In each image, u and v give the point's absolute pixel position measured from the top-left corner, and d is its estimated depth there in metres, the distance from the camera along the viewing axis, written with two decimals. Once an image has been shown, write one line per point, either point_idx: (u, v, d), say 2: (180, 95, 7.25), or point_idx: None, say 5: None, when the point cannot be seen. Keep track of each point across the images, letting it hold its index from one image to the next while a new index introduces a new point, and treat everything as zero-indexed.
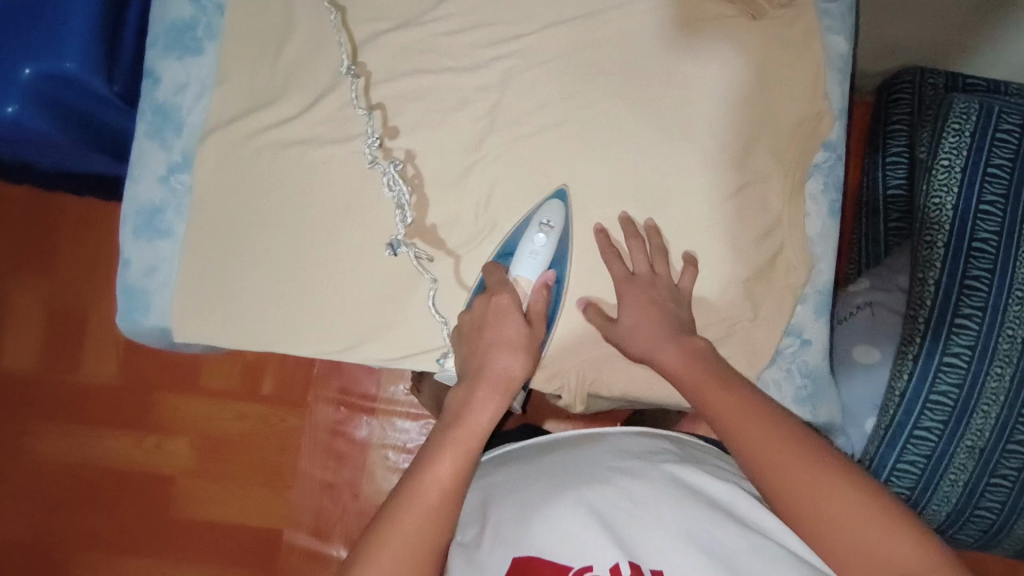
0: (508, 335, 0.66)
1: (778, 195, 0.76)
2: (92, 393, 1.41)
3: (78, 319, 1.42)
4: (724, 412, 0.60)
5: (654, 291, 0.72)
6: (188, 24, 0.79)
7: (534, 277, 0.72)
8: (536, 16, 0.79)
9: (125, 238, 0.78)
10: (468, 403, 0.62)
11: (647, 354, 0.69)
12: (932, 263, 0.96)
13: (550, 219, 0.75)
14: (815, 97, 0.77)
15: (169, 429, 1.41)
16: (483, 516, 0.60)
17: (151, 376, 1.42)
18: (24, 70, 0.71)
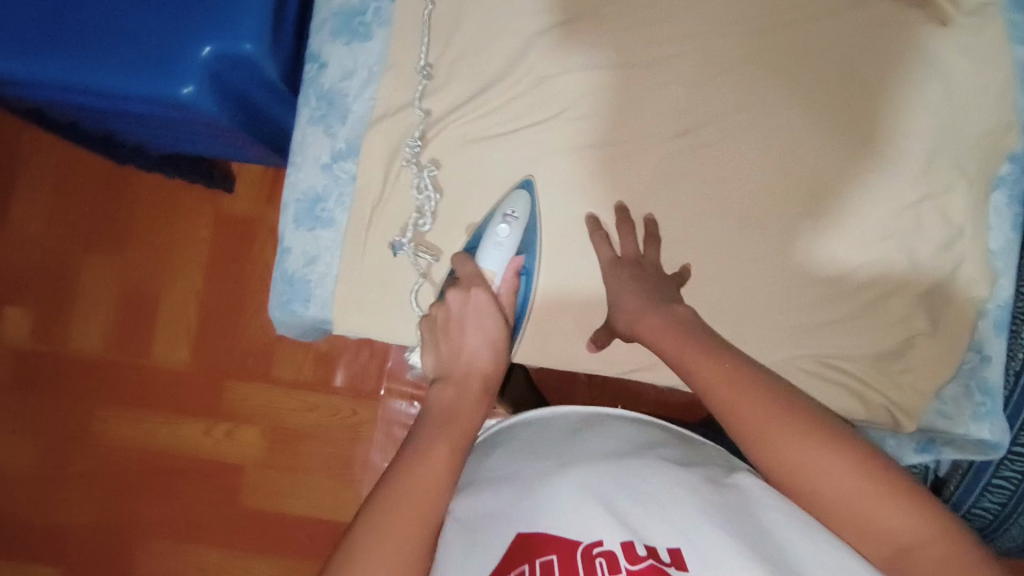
0: (490, 331, 0.63)
1: (961, 207, 0.74)
2: (164, 378, 1.36)
3: (150, 300, 1.37)
4: (709, 383, 0.53)
5: (637, 269, 0.72)
6: (357, 9, 0.77)
7: (499, 271, 0.70)
8: (715, 14, 0.77)
9: (285, 226, 0.76)
10: (461, 398, 0.59)
11: (631, 322, 0.67)
12: None
13: (467, 196, 0.75)
14: (1004, 108, 0.74)
15: (241, 418, 1.35)
16: (472, 499, 0.51)
17: (223, 362, 1.35)
18: (204, 49, 0.69)
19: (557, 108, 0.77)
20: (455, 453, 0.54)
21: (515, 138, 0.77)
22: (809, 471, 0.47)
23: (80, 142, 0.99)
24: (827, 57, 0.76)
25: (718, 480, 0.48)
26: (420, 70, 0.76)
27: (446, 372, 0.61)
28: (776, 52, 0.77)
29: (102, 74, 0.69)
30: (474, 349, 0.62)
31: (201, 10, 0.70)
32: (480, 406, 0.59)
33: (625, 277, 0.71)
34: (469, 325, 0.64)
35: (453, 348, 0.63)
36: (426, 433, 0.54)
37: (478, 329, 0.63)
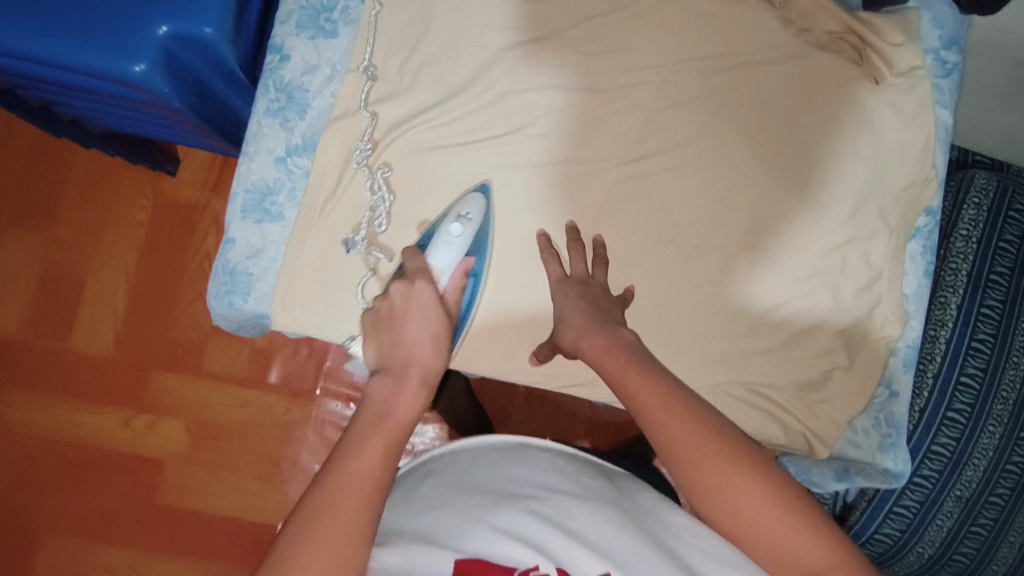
0: (432, 325, 0.59)
1: (881, 252, 0.80)
2: (83, 364, 1.29)
3: (76, 281, 1.30)
4: (651, 409, 0.54)
5: (586, 287, 0.72)
6: (325, 5, 0.77)
7: (449, 268, 0.68)
8: (675, 49, 0.81)
9: (232, 216, 0.75)
10: (395, 396, 0.54)
11: (577, 342, 0.66)
12: (944, 322, 0.94)
13: (470, 211, 0.73)
14: (924, 165, 0.81)
15: (165, 411, 1.29)
16: (402, 526, 0.50)
17: (150, 352, 1.29)
18: (160, 28, 0.68)
19: (518, 123, 0.79)
20: (391, 455, 0.50)
21: (474, 149, 0.78)
22: (731, 490, 0.49)
23: (14, 112, 0.94)
24: (774, 101, 0.81)
25: (643, 524, 0.50)
26: (365, 70, 0.77)
27: (386, 364, 0.57)
28: (729, 90, 0.81)
29: (46, 42, 0.66)
30: (415, 343, 0.58)
31: None
32: (417, 404, 0.55)
33: (572, 293, 0.71)
34: (411, 321, 0.59)
35: (396, 339, 0.59)
36: (365, 430, 0.51)
37: (420, 324, 0.59)
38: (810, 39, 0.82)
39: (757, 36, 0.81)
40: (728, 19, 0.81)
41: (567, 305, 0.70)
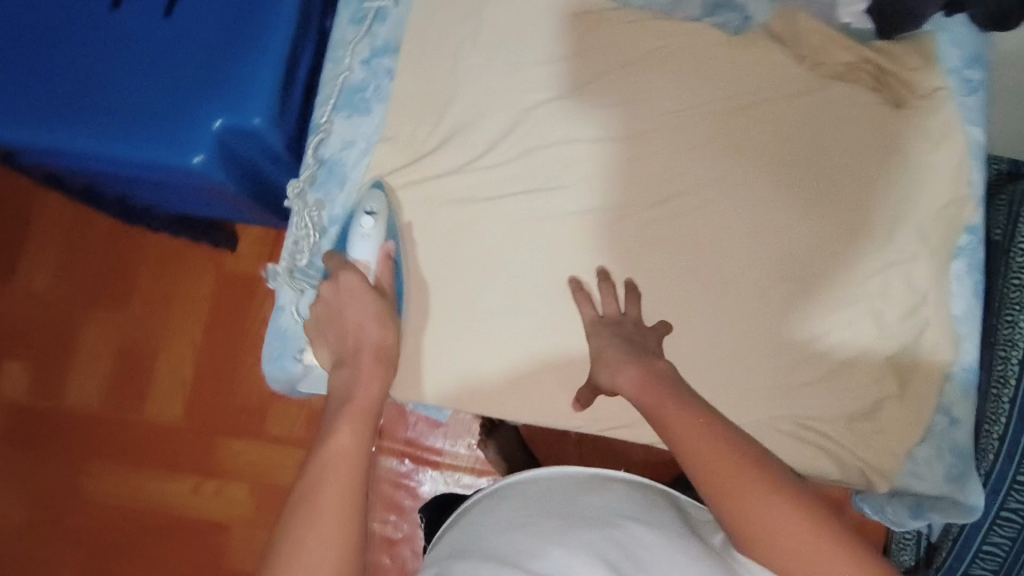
0: (369, 308, 0.71)
1: (923, 276, 0.78)
2: (156, 433, 1.37)
3: (149, 355, 1.39)
4: (688, 446, 0.56)
5: (622, 328, 0.75)
6: (359, 86, 0.83)
7: (372, 258, 0.76)
8: (690, 94, 0.83)
9: (281, 285, 0.80)
10: (354, 380, 0.66)
11: (613, 376, 0.69)
12: (1015, 347, 0.82)
13: (372, 205, 0.79)
14: (958, 184, 0.79)
15: (231, 476, 1.35)
16: (480, 550, 0.56)
17: (217, 419, 1.36)
18: (214, 123, 0.75)
19: (541, 179, 0.83)
20: (358, 432, 0.61)
21: (502, 208, 0.82)
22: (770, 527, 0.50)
23: (93, 205, 1.05)
24: (794, 133, 0.82)
25: (710, 548, 0.55)
26: (370, 137, 0.82)
27: (341, 350, 0.70)
28: (748, 128, 0.82)
29: (120, 144, 0.75)
30: (361, 325, 0.71)
31: (213, 85, 0.76)
32: (373, 385, 0.66)
33: (607, 334, 0.74)
34: (348, 305, 0.72)
35: (342, 327, 0.72)
36: (336, 419, 0.62)
37: (357, 307, 0.71)
38: (824, 71, 0.82)
39: (772, 73, 0.83)
40: (741, 60, 0.83)
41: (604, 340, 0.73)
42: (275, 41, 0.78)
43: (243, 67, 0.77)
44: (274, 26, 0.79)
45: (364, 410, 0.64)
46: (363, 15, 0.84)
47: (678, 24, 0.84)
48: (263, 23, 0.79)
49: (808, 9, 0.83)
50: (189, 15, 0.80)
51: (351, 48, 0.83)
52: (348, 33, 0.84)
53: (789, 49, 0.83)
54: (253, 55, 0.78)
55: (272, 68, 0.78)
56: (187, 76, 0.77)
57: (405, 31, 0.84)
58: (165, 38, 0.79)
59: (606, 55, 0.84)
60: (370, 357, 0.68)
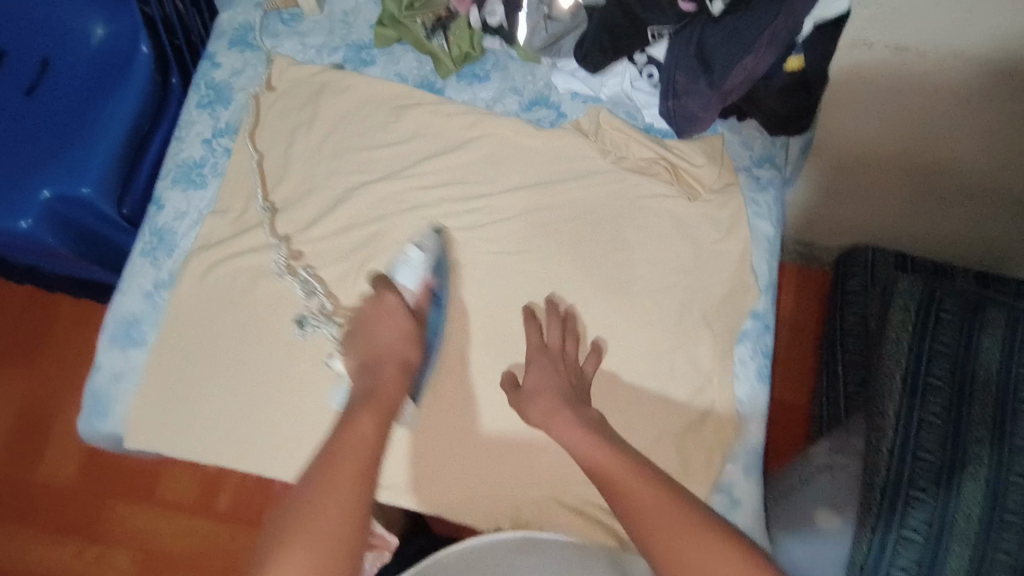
0: (398, 327, 0.76)
1: (708, 357, 0.81)
2: (44, 495, 1.35)
3: (47, 415, 1.41)
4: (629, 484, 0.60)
5: (559, 361, 0.78)
6: (197, 162, 0.90)
7: (414, 283, 0.81)
8: (504, 179, 0.90)
9: (102, 344, 0.84)
10: (377, 382, 0.69)
11: (548, 410, 0.72)
12: (885, 429, 0.94)
13: (427, 242, 0.85)
14: (742, 272, 0.84)
15: (115, 540, 1.32)
16: None
17: (110, 481, 1.36)
18: (44, 193, 0.82)
19: (360, 255, 0.87)
20: (380, 425, 0.64)
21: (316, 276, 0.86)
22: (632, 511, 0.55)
23: None
24: (598, 218, 0.88)
25: None
26: (262, 208, 0.88)
27: (370, 357, 0.73)
28: (557, 213, 0.88)
29: None
30: (388, 338, 0.75)
31: (53, 158, 0.84)
32: (398, 381, 0.71)
33: (545, 367, 0.76)
34: (383, 323, 0.76)
35: (370, 339, 0.75)
36: (361, 409, 0.65)
37: (388, 326, 0.75)
38: (627, 165, 0.89)
39: (578, 164, 0.90)
40: (553, 151, 0.90)
41: (389, 327, 0.76)
42: (116, 123, 0.87)
43: (83, 144, 0.85)
44: (120, 110, 0.88)
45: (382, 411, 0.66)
46: (209, 98, 0.92)
47: (497, 116, 0.91)
48: (109, 107, 0.88)
49: (612, 110, 0.91)
50: (46, 97, 0.89)
51: (196, 128, 0.91)
52: (194, 114, 0.92)
53: (593, 143, 0.90)
54: (93, 134, 0.86)
55: (108, 145, 0.86)
56: (32, 152, 0.84)
57: (246, 114, 0.92)
58: (18, 114, 0.87)
59: (430, 143, 0.91)
60: (393, 367, 0.72)
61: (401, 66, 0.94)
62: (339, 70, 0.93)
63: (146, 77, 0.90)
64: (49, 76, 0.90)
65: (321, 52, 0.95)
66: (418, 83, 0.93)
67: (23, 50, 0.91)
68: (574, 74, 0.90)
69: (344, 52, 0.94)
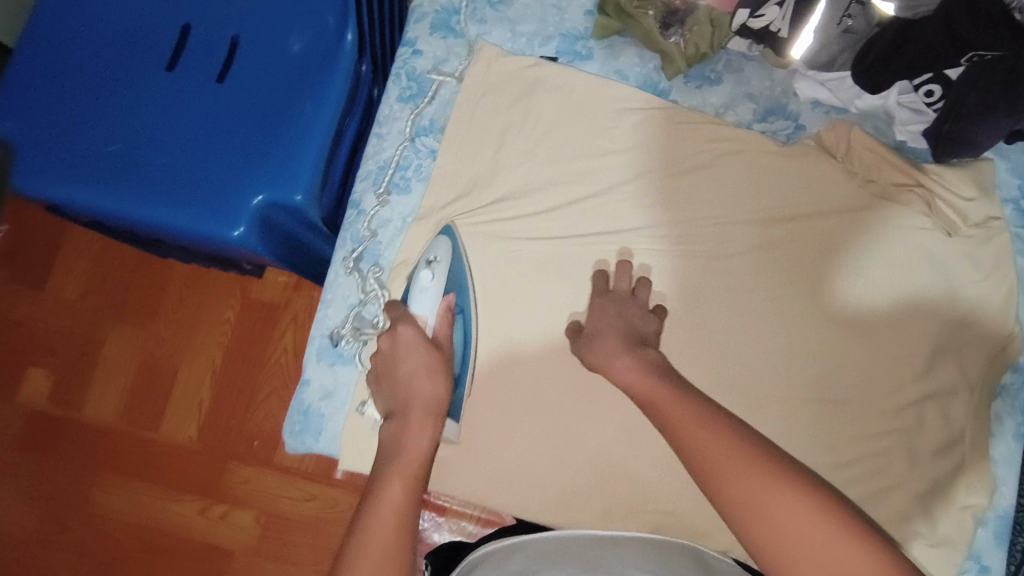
0: (426, 361, 0.71)
1: (961, 412, 0.75)
2: (167, 453, 1.27)
3: (167, 373, 1.29)
4: (705, 452, 0.57)
5: (625, 307, 0.75)
6: (400, 164, 0.83)
7: (430, 313, 0.75)
8: (735, 198, 0.82)
9: (309, 359, 0.81)
10: (403, 433, 0.66)
11: (606, 360, 0.69)
12: None
13: (437, 254, 0.77)
14: (1008, 320, 0.77)
15: (240, 500, 1.25)
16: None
17: (231, 443, 1.26)
18: (257, 197, 0.76)
19: (575, 277, 0.81)
20: (410, 488, 0.62)
21: (531, 297, 0.81)
22: (769, 512, 0.52)
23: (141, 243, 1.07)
24: (840, 249, 0.80)
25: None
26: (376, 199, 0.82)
27: (394, 406, 0.70)
28: (793, 239, 0.81)
29: (160, 208, 0.75)
30: (412, 375, 0.70)
31: (258, 156, 0.78)
32: (427, 432, 0.67)
33: (607, 308, 0.75)
34: (405, 360, 0.71)
35: (396, 382, 0.71)
36: (385, 478, 0.62)
37: (411, 360, 0.71)
38: (874, 189, 0.81)
39: (818, 186, 0.81)
40: (791, 170, 0.82)
41: (409, 355, 0.71)
42: (322, 117, 0.80)
43: (291, 143, 0.79)
44: (324, 101, 0.80)
45: (419, 461, 0.64)
46: (411, 91, 0.85)
47: (730, 127, 0.83)
48: (313, 101, 0.80)
49: (862, 125, 0.82)
50: (239, 82, 0.81)
51: (398, 124, 0.84)
52: (395, 110, 0.84)
53: (837, 162, 0.82)
54: (301, 131, 0.79)
55: (318, 145, 0.79)
56: (237, 151, 0.78)
57: (450, 111, 0.84)
58: (212, 103, 0.80)
59: (651, 153, 0.83)
60: (419, 413, 0.68)
61: (621, 62, 0.85)
62: (553, 64, 0.84)
63: (346, 62, 0.82)
64: (240, 58, 0.82)
65: (531, 42, 0.87)
66: (640, 84, 0.85)
67: (210, 27, 0.83)
68: (823, 82, 0.82)
69: (557, 43, 0.86)
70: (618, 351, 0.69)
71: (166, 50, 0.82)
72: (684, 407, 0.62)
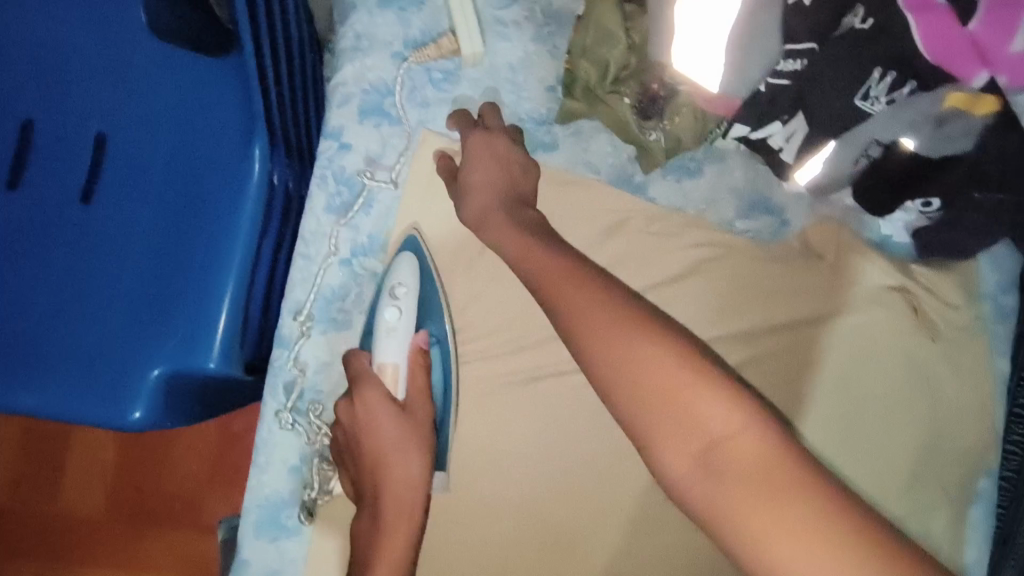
0: (392, 434, 0.62)
1: (943, 526, 0.76)
2: (71, 529, 1.05)
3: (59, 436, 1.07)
4: (613, 364, 0.45)
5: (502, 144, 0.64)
6: (337, 292, 0.69)
7: (401, 359, 0.65)
8: (716, 313, 0.75)
9: (245, 535, 0.68)
10: (377, 535, 0.59)
11: (481, 214, 0.60)
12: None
13: (403, 282, 0.67)
14: (986, 428, 0.77)
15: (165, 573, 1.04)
16: None
17: (145, 508, 1.05)
18: (155, 370, 0.60)
19: (552, 410, 0.73)
20: None
21: (508, 437, 0.73)
22: (660, 422, 0.42)
23: None
24: (826, 360, 0.76)
25: None
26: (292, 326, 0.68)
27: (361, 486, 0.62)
28: (779, 353, 0.75)
29: (26, 393, 0.59)
30: (382, 460, 0.61)
31: (154, 310, 0.62)
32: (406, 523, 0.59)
33: (484, 150, 0.63)
34: (370, 434, 0.62)
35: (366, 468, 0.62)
36: None
37: (382, 434, 0.62)
38: (862, 291, 0.75)
39: (808, 297, 0.76)
40: (773, 277, 0.75)
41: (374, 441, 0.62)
42: (233, 251, 0.63)
43: (195, 290, 0.62)
44: (233, 229, 0.63)
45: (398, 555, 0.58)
46: (342, 198, 0.69)
47: (711, 231, 0.75)
48: (220, 230, 0.63)
49: (851, 223, 0.75)
50: (113, 206, 0.63)
51: (329, 242, 0.69)
52: (322, 223, 0.69)
53: (828, 271, 0.76)
54: (207, 272, 0.63)
55: (233, 291, 0.63)
56: (122, 304, 0.62)
57: (392, 223, 0.70)
58: (83, 238, 0.63)
59: (632, 269, 0.74)
60: (394, 509, 0.59)
61: (591, 153, 0.73)
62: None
63: (258, 175, 0.64)
64: (113, 171, 0.63)
65: None
66: (614, 178, 0.74)
67: (66, 127, 0.63)
68: None
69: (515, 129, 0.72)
70: (504, 222, 0.58)
71: (6, 161, 0.62)
72: (583, 284, 0.49)
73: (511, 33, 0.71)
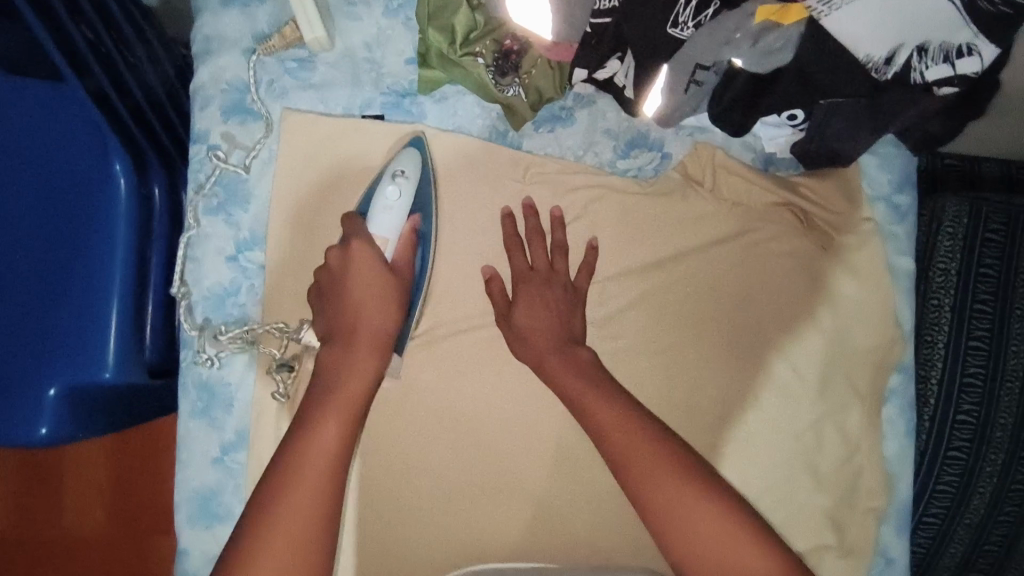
0: (379, 292, 0.62)
1: (856, 424, 0.79)
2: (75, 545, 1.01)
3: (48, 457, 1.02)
4: (591, 409, 0.62)
5: (548, 285, 0.69)
6: (227, 290, 0.71)
7: (394, 234, 0.66)
8: (608, 253, 0.76)
9: (181, 526, 0.72)
10: (342, 361, 0.60)
11: (523, 328, 0.68)
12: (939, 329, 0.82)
13: (405, 168, 0.67)
14: (888, 326, 0.78)
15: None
16: None
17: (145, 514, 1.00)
18: (52, 388, 0.65)
19: (462, 369, 0.75)
20: (347, 429, 0.56)
21: (420, 399, 0.75)
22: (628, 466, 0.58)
23: None
24: (723, 284, 0.77)
25: None
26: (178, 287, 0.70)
27: (336, 329, 0.62)
28: (675, 282, 0.77)
29: None
30: (367, 296, 0.62)
31: (51, 334, 0.67)
32: (368, 372, 0.60)
33: (536, 294, 0.68)
34: (356, 278, 0.62)
35: (337, 310, 0.62)
36: (319, 418, 0.56)
37: (365, 284, 0.62)
38: (744, 211, 0.77)
39: (695, 224, 0.77)
40: (659, 211, 0.77)
41: (356, 281, 0.62)
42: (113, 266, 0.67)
43: (82, 309, 0.67)
44: (110, 246, 0.68)
45: (357, 399, 0.58)
46: (217, 200, 0.71)
47: (591, 171, 0.75)
48: (96, 249, 0.68)
49: (726, 149, 0.76)
50: None
51: (212, 242, 0.71)
52: (204, 226, 0.70)
53: (707, 196, 0.77)
54: (89, 289, 0.67)
55: (119, 302, 0.67)
56: (20, 337, 0.67)
57: (267, 216, 0.71)
58: None
59: None
60: (367, 344, 0.60)
61: (460, 116, 0.74)
62: (375, 122, 0.71)
63: (126, 191, 0.68)
64: None
65: (349, 108, 0.72)
66: (487, 135, 0.74)
67: None
68: None
69: (379, 103, 0.73)
70: (535, 296, 0.68)
71: None
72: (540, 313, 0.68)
73: (359, 11, 0.72)
